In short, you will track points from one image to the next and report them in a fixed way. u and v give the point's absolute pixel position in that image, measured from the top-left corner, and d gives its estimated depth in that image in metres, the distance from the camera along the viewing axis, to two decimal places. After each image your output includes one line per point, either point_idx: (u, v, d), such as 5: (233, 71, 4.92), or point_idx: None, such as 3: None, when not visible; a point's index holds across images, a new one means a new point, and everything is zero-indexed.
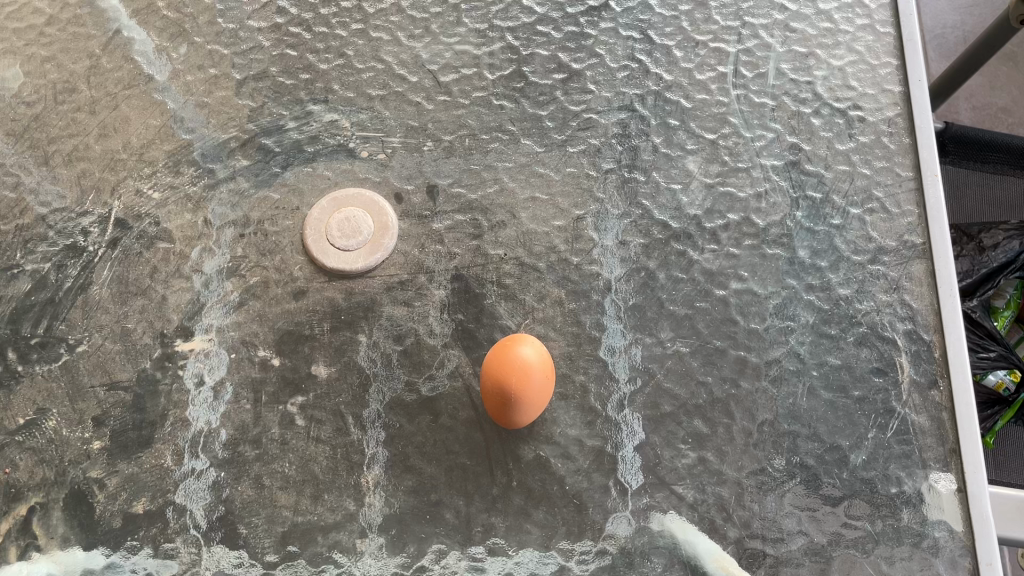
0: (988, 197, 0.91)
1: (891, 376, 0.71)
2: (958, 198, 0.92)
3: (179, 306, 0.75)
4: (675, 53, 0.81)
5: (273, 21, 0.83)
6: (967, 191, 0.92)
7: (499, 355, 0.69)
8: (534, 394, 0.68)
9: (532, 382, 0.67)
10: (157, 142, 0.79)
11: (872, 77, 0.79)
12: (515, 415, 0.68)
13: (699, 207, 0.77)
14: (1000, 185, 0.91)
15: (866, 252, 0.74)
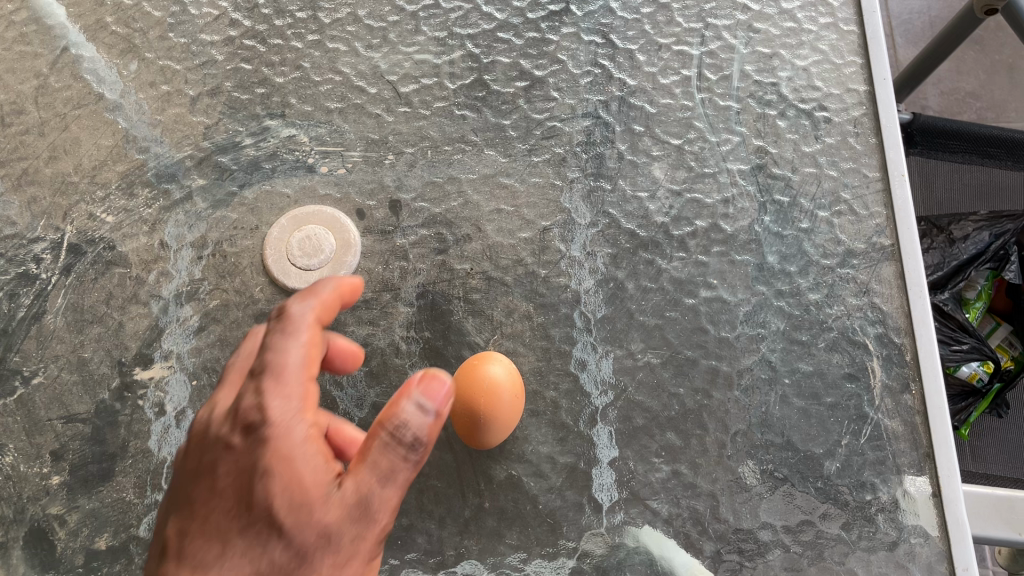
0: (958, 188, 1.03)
1: (863, 381, 0.71)
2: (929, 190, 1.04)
3: (137, 332, 0.73)
4: (638, 57, 0.82)
5: (227, 34, 0.82)
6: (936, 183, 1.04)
7: (466, 374, 0.67)
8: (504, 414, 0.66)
9: (501, 401, 0.66)
10: (109, 163, 0.78)
11: (836, 77, 0.80)
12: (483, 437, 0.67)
13: (666, 215, 0.76)
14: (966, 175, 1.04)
15: (835, 255, 0.75)
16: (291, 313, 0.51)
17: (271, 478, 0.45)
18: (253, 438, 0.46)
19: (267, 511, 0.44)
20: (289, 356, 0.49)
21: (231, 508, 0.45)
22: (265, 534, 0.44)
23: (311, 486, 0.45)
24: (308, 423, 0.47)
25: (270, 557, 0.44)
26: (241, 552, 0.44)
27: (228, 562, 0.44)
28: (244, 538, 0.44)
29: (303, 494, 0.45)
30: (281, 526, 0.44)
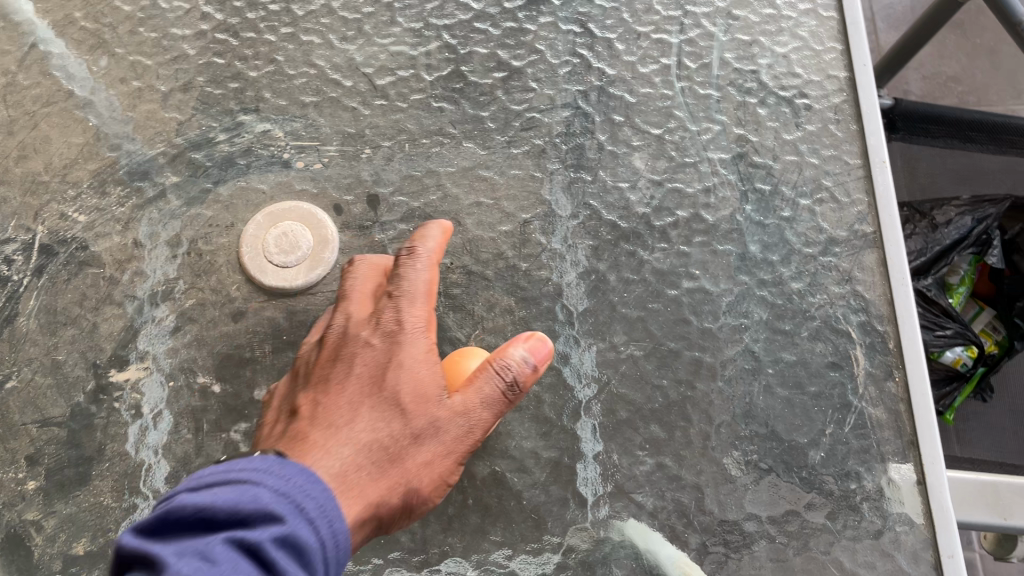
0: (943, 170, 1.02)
1: (846, 370, 0.71)
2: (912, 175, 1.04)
3: (112, 333, 0.71)
4: (617, 46, 0.81)
5: (198, 28, 0.80)
6: (919, 167, 1.03)
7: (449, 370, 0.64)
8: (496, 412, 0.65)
9: None
10: (80, 161, 0.76)
11: (816, 63, 0.80)
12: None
13: (647, 205, 0.76)
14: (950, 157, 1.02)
15: (817, 243, 0.74)
16: (421, 249, 0.61)
17: (407, 365, 0.54)
18: (396, 333, 0.56)
19: (402, 392, 0.53)
20: (421, 284, 0.59)
21: (372, 381, 0.54)
22: (397, 410, 0.53)
23: (430, 390, 0.54)
24: (429, 340, 0.57)
25: (397, 427, 0.52)
26: (372, 421, 0.52)
27: (361, 426, 0.51)
28: (381, 406, 0.53)
29: (427, 390, 0.54)
30: (412, 405, 0.53)
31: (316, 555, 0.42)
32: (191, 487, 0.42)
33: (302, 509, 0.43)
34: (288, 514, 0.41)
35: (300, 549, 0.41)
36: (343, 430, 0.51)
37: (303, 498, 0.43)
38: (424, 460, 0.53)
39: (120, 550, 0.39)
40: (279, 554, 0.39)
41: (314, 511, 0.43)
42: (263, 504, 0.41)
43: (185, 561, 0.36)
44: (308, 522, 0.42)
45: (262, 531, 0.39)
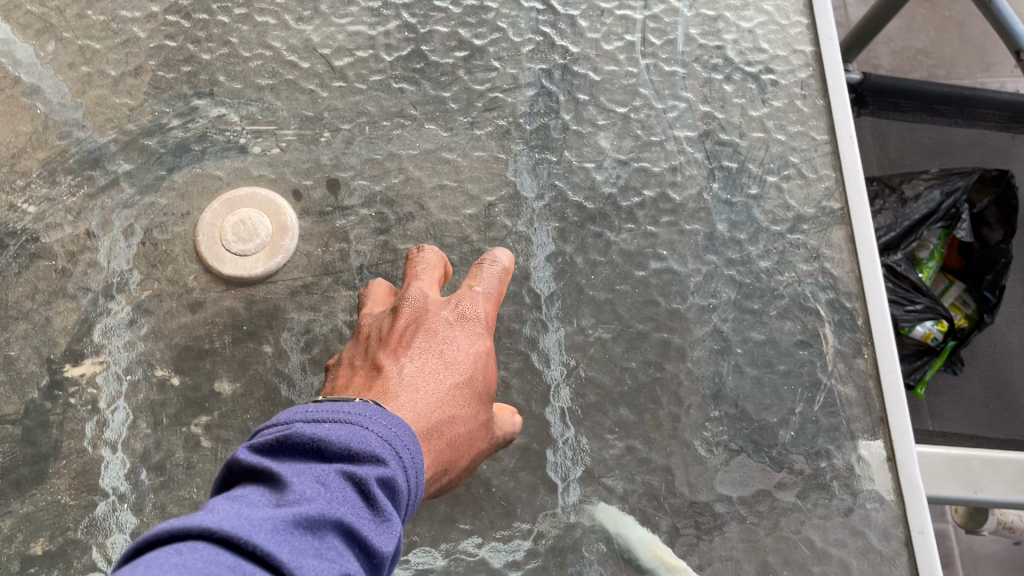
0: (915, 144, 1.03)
1: (815, 348, 0.70)
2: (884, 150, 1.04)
3: (66, 327, 0.69)
4: (580, 24, 0.79)
5: (148, 10, 0.78)
6: (891, 142, 1.04)
7: None
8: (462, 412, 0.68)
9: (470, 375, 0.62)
10: (29, 150, 0.74)
11: (782, 38, 0.79)
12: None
13: (613, 185, 0.75)
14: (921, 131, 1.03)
15: (784, 221, 0.73)
16: (500, 259, 0.67)
17: (487, 355, 0.61)
18: (482, 323, 0.62)
19: (483, 376, 0.60)
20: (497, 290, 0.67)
21: (463, 356, 0.59)
22: (479, 391, 0.59)
23: (490, 391, 0.61)
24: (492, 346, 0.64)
25: (469, 410, 0.58)
26: (454, 397, 0.57)
27: (447, 400, 0.56)
28: (472, 382, 0.59)
29: (492, 387, 0.62)
30: (485, 393, 0.60)
31: (402, 500, 0.44)
32: (305, 416, 0.44)
33: (398, 453, 0.45)
34: (390, 460, 0.44)
35: (393, 493, 0.43)
36: (442, 393, 0.56)
37: (400, 443, 0.46)
38: (472, 446, 0.59)
39: (234, 463, 0.41)
40: (380, 494, 0.42)
41: (406, 458, 0.46)
42: (367, 448, 0.43)
43: (308, 486, 0.38)
44: (403, 466, 0.45)
45: (368, 470, 0.42)
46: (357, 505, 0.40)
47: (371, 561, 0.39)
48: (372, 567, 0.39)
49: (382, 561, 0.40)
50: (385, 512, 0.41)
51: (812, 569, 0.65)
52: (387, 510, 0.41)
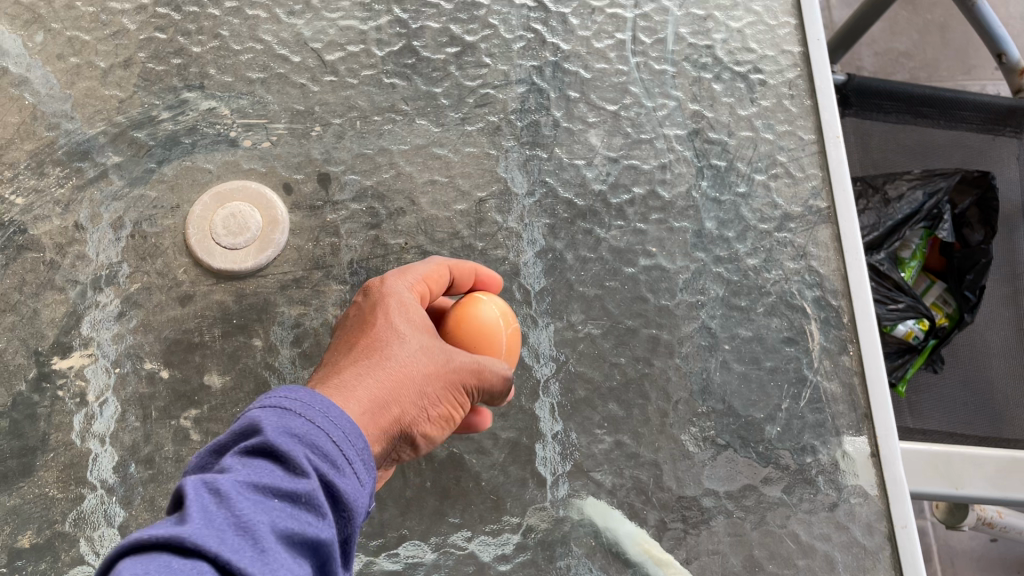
0: (896, 145, 1.03)
1: (802, 345, 0.71)
2: (868, 150, 1.04)
3: (54, 320, 0.69)
4: (571, 21, 0.80)
5: (138, 2, 0.78)
6: (873, 141, 1.04)
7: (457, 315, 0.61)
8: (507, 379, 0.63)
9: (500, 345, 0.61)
10: (17, 141, 0.74)
11: (770, 38, 0.80)
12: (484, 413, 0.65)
13: (603, 182, 0.75)
14: (904, 132, 1.03)
15: (772, 219, 0.74)
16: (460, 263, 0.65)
17: (406, 301, 0.56)
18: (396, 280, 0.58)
19: (403, 324, 0.54)
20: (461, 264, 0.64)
21: (366, 316, 0.55)
22: (387, 336, 0.53)
23: (409, 338, 0.54)
24: (413, 296, 0.58)
25: (373, 363, 0.52)
26: (352, 361, 0.52)
27: (344, 368, 0.52)
28: (377, 331, 0.54)
29: (423, 329, 0.55)
30: (403, 332, 0.54)
31: (335, 438, 0.42)
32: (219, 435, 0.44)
33: (303, 401, 0.43)
34: (289, 413, 0.42)
35: (315, 439, 0.41)
36: (340, 365, 0.52)
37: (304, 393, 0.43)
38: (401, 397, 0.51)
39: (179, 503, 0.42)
40: (287, 442, 0.40)
41: (316, 400, 0.43)
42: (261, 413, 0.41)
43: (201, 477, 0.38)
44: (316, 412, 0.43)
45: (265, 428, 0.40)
46: (264, 468, 0.38)
47: (300, 504, 0.38)
48: (307, 510, 0.38)
49: (308, 500, 0.38)
50: (298, 458, 0.39)
51: (797, 563, 0.66)
52: (298, 455, 0.39)
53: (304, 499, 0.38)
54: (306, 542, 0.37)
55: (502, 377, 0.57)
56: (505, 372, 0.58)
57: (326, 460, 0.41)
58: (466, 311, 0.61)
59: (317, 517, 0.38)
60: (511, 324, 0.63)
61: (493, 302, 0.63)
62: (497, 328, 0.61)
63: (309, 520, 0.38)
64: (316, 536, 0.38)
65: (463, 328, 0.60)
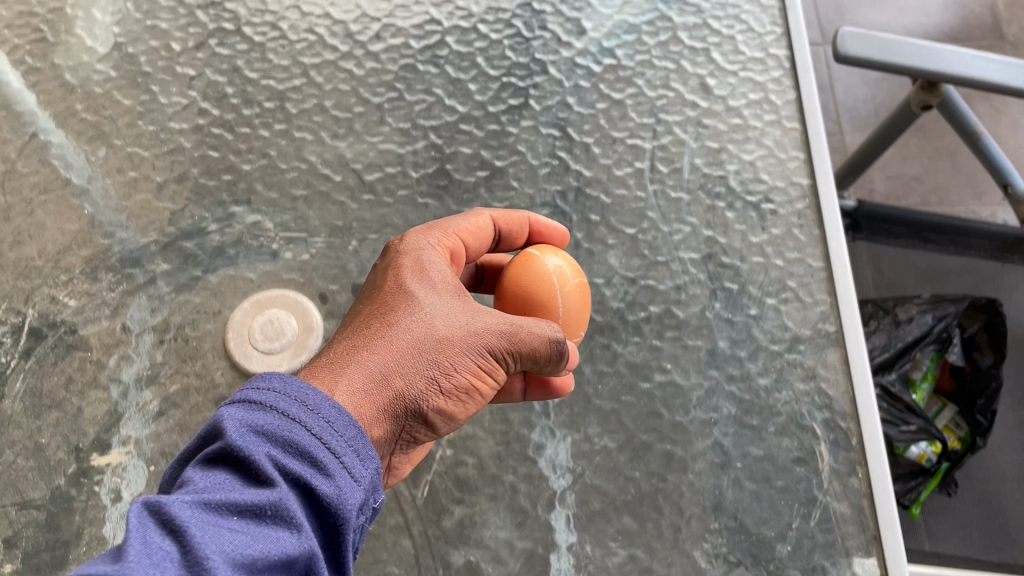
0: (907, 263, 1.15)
1: (812, 465, 0.72)
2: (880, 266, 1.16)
3: (96, 417, 0.72)
4: (594, 150, 0.86)
5: (195, 122, 0.85)
6: (885, 259, 1.16)
7: (521, 270, 0.64)
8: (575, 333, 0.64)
9: (557, 304, 0.63)
10: (74, 248, 0.79)
11: (781, 170, 0.84)
12: (561, 380, 0.69)
13: (621, 300, 0.80)
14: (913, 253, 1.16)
15: (782, 341, 0.77)
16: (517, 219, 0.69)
17: (426, 263, 0.58)
18: (420, 242, 0.60)
19: (419, 285, 0.56)
20: (509, 217, 0.68)
21: (386, 277, 0.57)
22: (401, 300, 0.55)
23: (423, 300, 0.55)
24: (435, 254, 0.60)
25: (383, 326, 0.53)
26: (366, 324, 0.54)
27: (357, 331, 0.54)
28: (393, 293, 0.55)
29: (443, 287, 0.57)
30: (417, 298, 0.55)
31: (313, 435, 0.44)
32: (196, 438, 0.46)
33: (278, 400, 0.45)
34: (266, 412, 0.44)
35: (290, 441, 0.43)
36: (353, 326, 0.55)
37: (277, 388, 0.45)
38: (411, 360, 0.52)
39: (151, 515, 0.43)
40: (255, 447, 0.42)
41: (290, 397, 0.45)
42: (226, 417, 0.43)
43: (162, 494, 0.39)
44: (292, 410, 0.45)
45: (232, 436, 0.42)
46: (228, 485, 0.40)
47: (267, 514, 0.39)
48: (275, 518, 0.39)
49: (274, 509, 0.40)
50: (265, 467, 0.41)
51: None
52: (265, 462, 0.41)
53: (269, 510, 0.39)
54: (275, 553, 0.38)
55: (542, 336, 0.57)
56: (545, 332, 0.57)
57: (303, 462, 0.43)
58: (518, 270, 0.64)
59: (287, 524, 0.40)
60: (570, 279, 0.64)
61: (546, 258, 0.65)
62: (547, 284, 0.63)
63: (277, 534, 0.39)
64: (286, 546, 0.39)
65: (514, 286, 0.63)
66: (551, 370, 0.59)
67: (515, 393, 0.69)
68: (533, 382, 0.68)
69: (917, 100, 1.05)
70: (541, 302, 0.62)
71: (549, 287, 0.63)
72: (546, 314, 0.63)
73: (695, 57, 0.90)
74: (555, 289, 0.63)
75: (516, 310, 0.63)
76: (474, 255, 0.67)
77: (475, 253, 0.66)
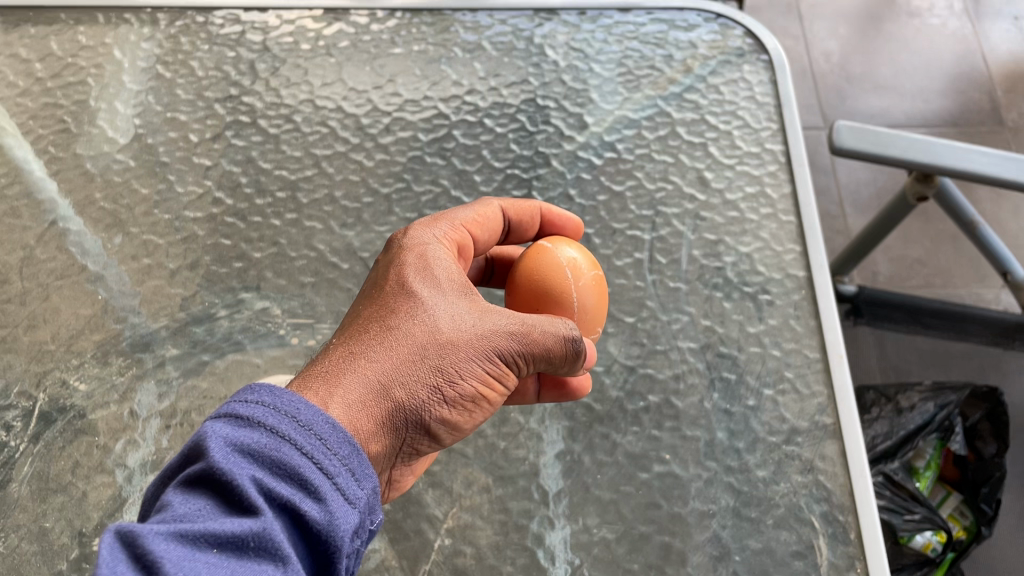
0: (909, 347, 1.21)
1: (811, 559, 0.71)
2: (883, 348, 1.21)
3: (100, 502, 0.72)
4: (596, 240, 0.89)
5: (209, 211, 0.89)
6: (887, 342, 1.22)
7: (536, 262, 0.66)
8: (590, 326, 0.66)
9: (572, 298, 0.64)
10: (86, 333, 0.81)
11: (777, 262, 0.86)
12: (577, 382, 0.71)
13: (620, 389, 0.81)
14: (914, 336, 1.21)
15: (780, 432, 0.77)
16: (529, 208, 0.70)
17: (431, 259, 0.59)
18: (424, 236, 0.61)
19: (422, 285, 0.57)
20: (520, 207, 0.69)
21: (390, 273, 0.58)
22: (403, 302, 0.56)
23: (425, 301, 0.56)
24: (440, 249, 0.60)
25: (384, 330, 0.54)
26: (367, 326, 0.55)
27: (358, 333, 0.55)
28: (396, 293, 0.56)
29: (446, 284, 0.58)
30: (420, 297, 0.56)
31: (303, 455, 0.45)
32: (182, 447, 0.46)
33: (269, 415, 0.46)
34: (254, 430, 0.45)
35: (280, 463, 0.44)
36: (356, 326, 0.56)
37: (268, 403, 0.46)
38: (412, 366, 0.54)
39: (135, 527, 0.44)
40: (242, 471, 0.42)
41: (282, 413, 0.46)
42: (213, 432, 0.44)
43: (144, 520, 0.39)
44: (282, 427, 0.46)
45: (219, 457, 0.42)
46: (212, 511, 0.41)
47: (250, 544, 0.40)
48: (259, 548, 0.40)
49: (257, 539, 0.40)
50: (251, 494, 0.41)
51: None
52: (250, 487, 0.42)
53: (252, 540, 0.40)
54: None
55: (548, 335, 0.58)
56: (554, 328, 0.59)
57: (292, 486, 0.44)
58: (532, 264, 0.66)
59: (271, 553, 0.40)
60: (585, 272, 0.66)
61: (560, 251, 0.66)
62: (561, 278, 0.65)
63: (260, 564, 0.40)
64: None
65: (529, 276, 0.65)
66: (565, 370, 0.61)
67: (528, 395, 0.71)
68: (546, 383, 0.70)
69: (913, 191, 1.08)
70: (557, 297, 0.64)
71: (563, 281, 0.64)
72: (561, 305, 0.64)
73: (693, 151, 0.94)
74: (569, 283, 0.65)
75: (531, 300, 0.64)
76: (482, 245, 0.67)
77: (485, 242, 0.67)
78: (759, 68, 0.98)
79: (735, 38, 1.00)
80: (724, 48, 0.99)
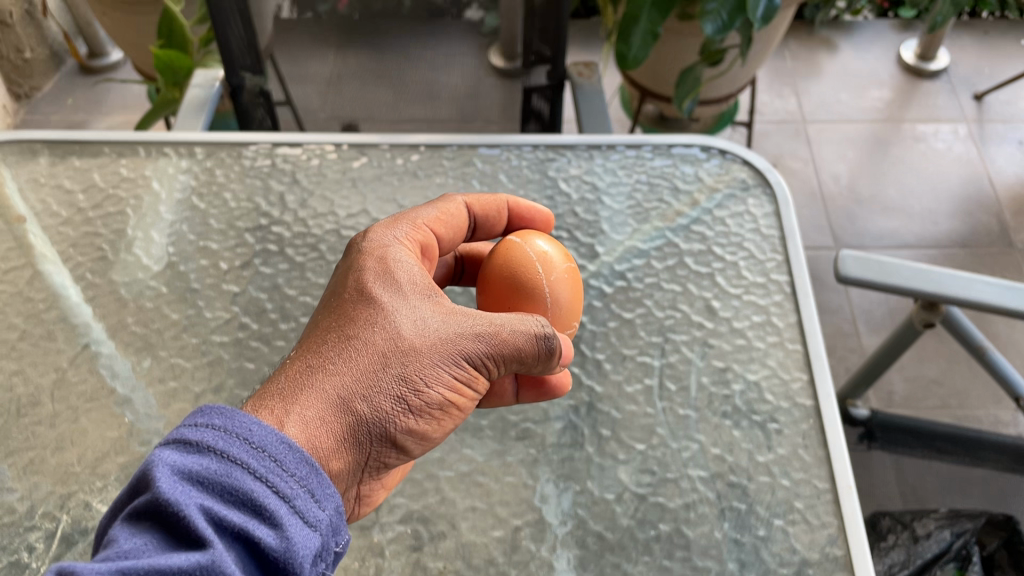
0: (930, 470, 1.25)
1: None
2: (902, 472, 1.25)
3: None
4: (605, 366, 0.93)
5: (235, 335, 0.93)
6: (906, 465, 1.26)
7: (512, 258, 0.75)
8: (563, 316, 0.75)
9: (545, 291, 0.74)
10: (111, 455, 0.83)
11: (784, 389, 0.88)
12: (555, 380, 0.78)
13: (631, 517, 0.80)
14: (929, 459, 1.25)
15: (791, 564, 0.76)
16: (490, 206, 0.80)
17: (391, 264, 0.65)
18: (385, 241, 0.67)
19: (383, 290, 0.63)
20: (484, 202, 0.79)
21: (351, 281, 0.64)
22: (364, 310, 0.62)
23: (386, 307, 0.62)
24: (401, 251, 0.67)
25: (345, 342, 0.60)
26: (329, 337, 0.61)
27: (320, 344, 0.61)
28: (357, 301, 0.62)
29: (408, 285, 0.64)
30: (382, 302, 0.62)
31: (254, 482, 0.50)
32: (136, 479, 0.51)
33: (220, 439, 0.51)
34: (203, 460, 0.50)
35: (231, 490, 0.49)
36: (319, 333, 0.62)
37: (219, 428, 0.51)
38: (374, 377, 0.59)
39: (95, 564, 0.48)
40: (191, 501, 0.47)
41: (234, 436, 0.51)
42: (163, 461, 0.49)
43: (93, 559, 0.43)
44: (234, 452, 0.51)
45: (168, 487, 0.47)
46: (161, 544, 0.45)
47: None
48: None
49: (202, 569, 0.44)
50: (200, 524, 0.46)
51: None
52: (200, 517, 0.46)
53: (198, 571, 0.44)
54: None
55: (516, 338, 0.65)
56: (524, 328, 0.65)
57: (244, 512, 0.49)
58: (507, 256, 0.75)
59: None
60: (556, 267, 0.75)
61: (532, 245, 0.76)
62: (534, 270, 0.74)
63: None
64: None
65: (505, 271, 0.74)
66: (541, 368, 0.67)
67: (507, 396, 0.78)
68: (525, 383, 0.77)
69: (919, 318, 1.09)
70: (530, 288, 0.73)
71: (535, 274, 0.74)
72: (535, 296, 0.74)
73: (700, 280, 0.98)
74: (541, 275, 0.74)
75: (507, 290, 0.74)
76: (447, 240, 0.76)
77: (450, 237, 0.76)
78: (763, 201, 1.04)
79: (738, 171, 1.06)
80: (729, 181, 1.05)
